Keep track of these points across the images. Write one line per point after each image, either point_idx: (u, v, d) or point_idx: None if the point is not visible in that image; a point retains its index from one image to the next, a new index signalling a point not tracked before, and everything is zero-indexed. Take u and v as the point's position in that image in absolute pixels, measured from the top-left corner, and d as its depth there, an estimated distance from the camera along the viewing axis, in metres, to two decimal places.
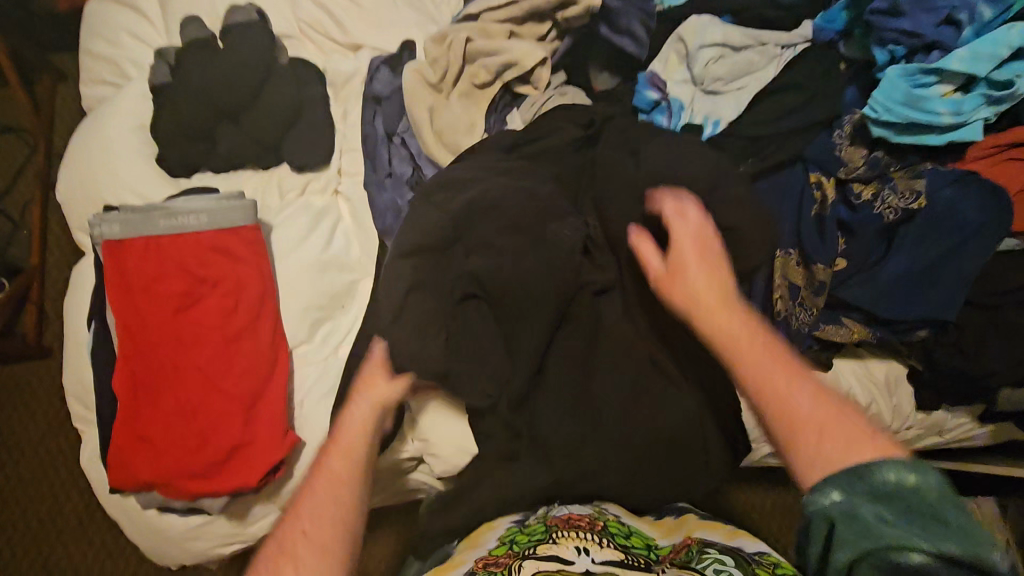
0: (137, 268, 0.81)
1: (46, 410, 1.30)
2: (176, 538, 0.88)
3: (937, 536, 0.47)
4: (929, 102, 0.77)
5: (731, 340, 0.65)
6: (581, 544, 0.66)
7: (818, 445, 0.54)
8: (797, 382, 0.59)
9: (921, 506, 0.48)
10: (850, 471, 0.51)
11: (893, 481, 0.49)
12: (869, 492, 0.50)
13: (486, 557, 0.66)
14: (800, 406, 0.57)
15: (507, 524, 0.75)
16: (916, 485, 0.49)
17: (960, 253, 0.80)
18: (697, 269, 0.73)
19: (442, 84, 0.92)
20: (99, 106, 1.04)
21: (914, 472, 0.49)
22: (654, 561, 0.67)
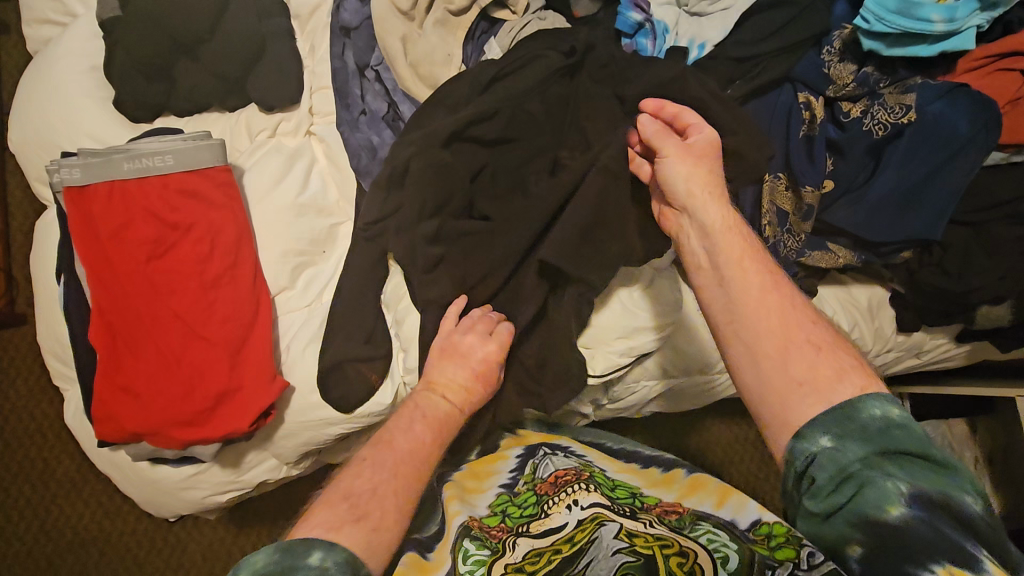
0: (102, 215, 0.78)
1: (27, 375, 1.27)
2: (170, 488, 0.88)
3: (921, 461, 0.47)
4: (924, 8, 0.75)
5: (725, 258, 0.63)
6: (572, 500, 0.68)
7: (780, 362, 0.55)
8: (765, 284, 0.60)
9: (910, 447, 0.47)
10: (841, 413, 0.50)
11: (879, 416, 0.49)
12: (859, 432, 0.49)
13: (483, 520, 0.70)
14: (759, 303, 0.59)
15: (497, 488, 0.77)
16: (898, 424, 0.49)
17: (950, 168, 0.79)
18: (698, 186, 0.67)
19: (414, 12, 0.87)
20: (45, 48, 0.97)
21: (891, 406, 0.50)
22: (641, 512, 0.67)
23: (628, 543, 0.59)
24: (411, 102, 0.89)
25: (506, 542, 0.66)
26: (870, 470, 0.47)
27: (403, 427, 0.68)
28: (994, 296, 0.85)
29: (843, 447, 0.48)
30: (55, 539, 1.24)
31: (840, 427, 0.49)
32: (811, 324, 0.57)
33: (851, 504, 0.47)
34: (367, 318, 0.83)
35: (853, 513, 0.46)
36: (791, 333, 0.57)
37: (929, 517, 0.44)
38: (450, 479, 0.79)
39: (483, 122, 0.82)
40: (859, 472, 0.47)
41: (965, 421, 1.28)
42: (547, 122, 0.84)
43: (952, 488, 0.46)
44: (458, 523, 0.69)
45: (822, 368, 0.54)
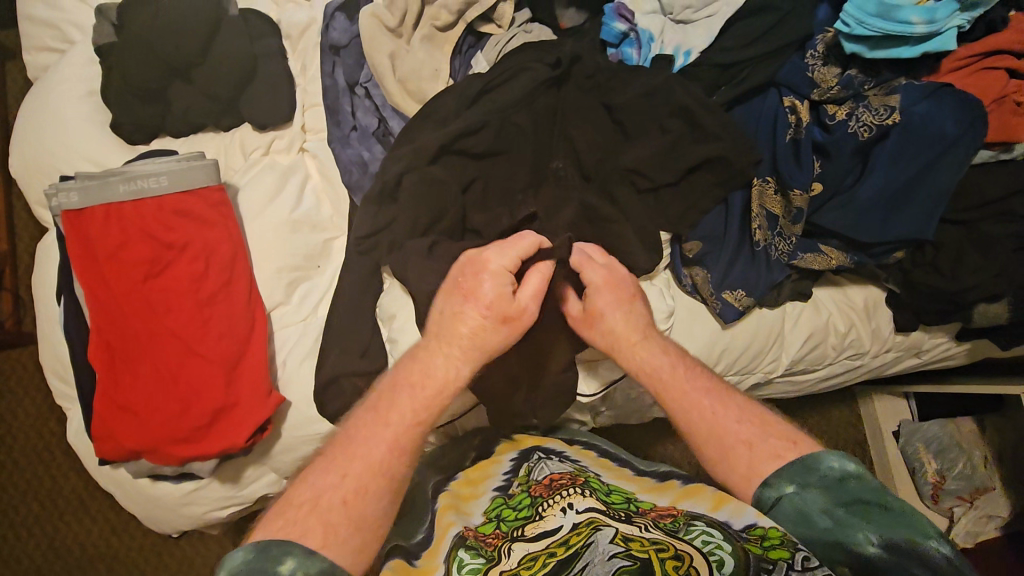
0: (98, 237, 0.79)
1: (34, 394, 1.29)
2: (170, 505, 0.89)
3: (881, 506, 0.56)
4: (903, 11, 0.75)
5: (666, 378, 0.71)
6: (568, 503, 0.70)
7: (735, 450, 0.65)
8: (698, 398, 0.69)
9: (870, 497, 0.57)
10: (802, 466, 0.61)
11: (838, 469, 0.59)
12: (822, 483, 0.59)
13: (477, 528, 0.71)
14: (699, 412, 0.68)
15: (492, 491, 0.78)
16: (856, 476, 0.58)
17: (937, 167, 0.79)
18: (635, 341, 0.72)
19: (401, 29, 0.88)
20: (44, 75, 0.99)
21: (851, 462, 0.60)
22: (637, 516, 0.67)
23: (623, 547, 0.59)
24: (401, 117, 0.90)
25: (501, 549, 0.66)
26: (838, 518, 0.56)
27: (381, 411, 0.65)
28: (990, 294, 0.84)
29: (811, 496, 0.59)
30: (63, 557, 1.25)
31: (805, 477, 0.60)
32: (748, 409, 0.68)
33: (825, 537, 0.56)
34: (361, 332, 0.83)
35: (831, 546, 0.56)
36: (725, 426, 0.67)
37: (889, 550, 0.53)
38: (447, 488, 0.80)
39: (471, 136, 0.82)
40: (827, 515, 0.57)
41: (972, 421, 1.24)
42: (535, 133, 0.84)
43: (910, 528, 0.55)
44: (453, 534, 0.70)
45: (756, 460, 0.64)
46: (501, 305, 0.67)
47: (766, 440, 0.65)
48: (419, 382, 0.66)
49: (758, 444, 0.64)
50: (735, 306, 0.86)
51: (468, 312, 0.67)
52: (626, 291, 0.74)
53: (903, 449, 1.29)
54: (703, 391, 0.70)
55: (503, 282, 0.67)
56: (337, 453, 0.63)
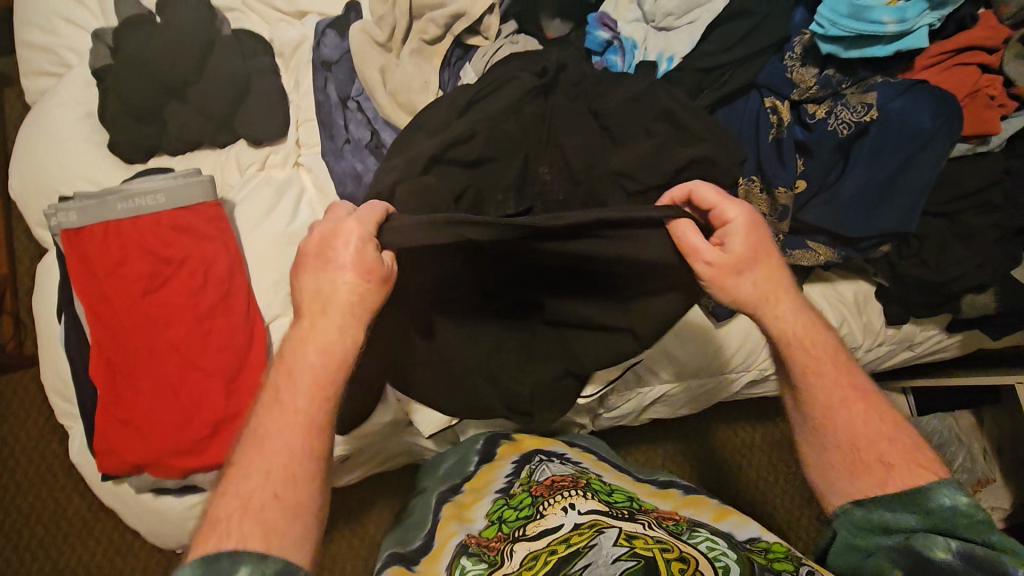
0: (98, 253, 0.81)
1: (36, 416, 1.30)
2: (173, 519, 0.89)
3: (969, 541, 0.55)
4: (873, 12, 0.78)
5: (785, 329, 0.66)
6: (569, 503, 0.69)
7: (848, 440, 0.62)
8: (842, 396, 0.63)
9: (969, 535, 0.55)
10: (908, 492, 0.58)
11: (945, 502, 0.56)
12: (920, 507, 0.57)
13: (480, 534, 0.72)
14: (838, 386, 0.64)
15: (494, 494, 0.79)
16: (962, 505, 0.56)
17: (917, 161, 0.81)
18: (782, 298, 0.67)
19: (390, 43, 0.91)
20: (41, 99, 1.01)
21: (963, 493, 0.56)
22: (639, 514, 0.68)
23: (628, 546, 0.59)
24: (392, 129, 0.92)
25: (503, 551, 0.66)
26: (917, 538, 0.56)
27: (279, 394, 0.56)
28: (976, 284, 0.86)
29: (899, 516, 0.58)
30: None
31: (899, 499, 0.58)
32: (869, 402, 0.63)
33: (893, 545, 0.57)
34: None
35: (890, 552, 0.57)
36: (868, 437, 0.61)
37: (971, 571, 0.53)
38: (451, 499, 0.81)
39: (462, 144, 0.84)
40: (910, 537, 0.56)
41: (970, 412, 1.26)
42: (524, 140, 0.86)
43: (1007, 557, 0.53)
44: (456, 542, 0.71)
45: (902, 451, 0.60)
46: (368, 264, 0.60)
47: (900, 437, 0.61)
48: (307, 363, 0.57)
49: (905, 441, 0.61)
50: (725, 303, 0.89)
51: (333, 283, 0.60)
52: (765, 237, 0.67)
53: None
54: (829, 362, 0.65)
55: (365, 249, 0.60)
56: (254, 454, 0.53)
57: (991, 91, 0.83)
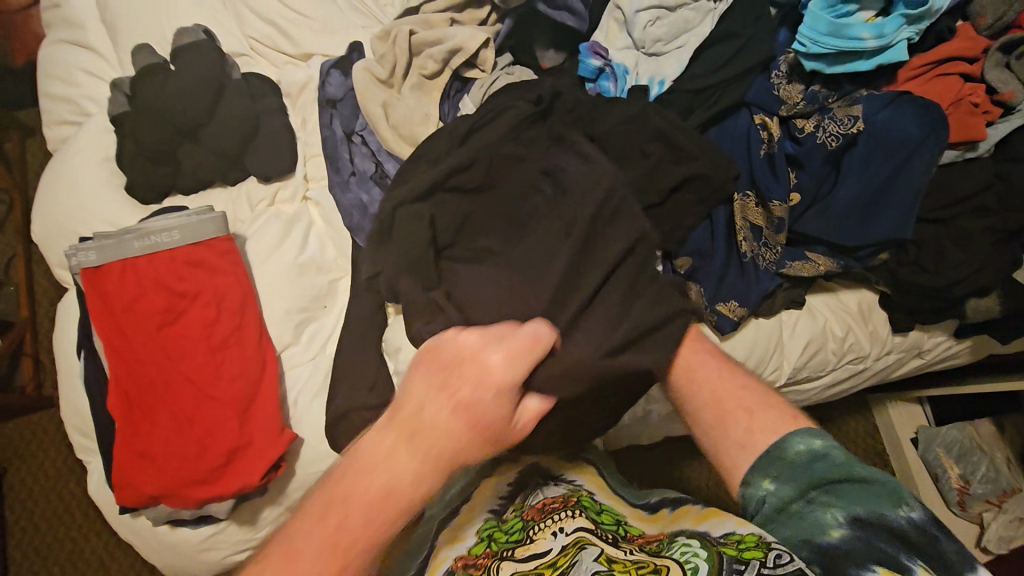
0: (116, 290, 0.84)
1: (55, 456, 1.32)
2: (188, 551, 0.90)
3: (857, 488, 0.56)
4: (853, 28, 0.81)
5: (704, 380, 0.67)
6: (557, 527, 0.71)
7: (718, 419, 0.63)
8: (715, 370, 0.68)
9: (832, 474, 0.57)
10: (767, 459, 0.59)
11: (803, 451, 0.59)
12: (801, 471, 0.58)
13: (467, 554, 0.70)
14: (708, 388, 0.66)
15: (485, 513, 0.78)
16: (821, 448, 0.58)
17: (908, 169, 0.83)
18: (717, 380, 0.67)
19: (392, 79, 0.95)
20: (62, 147, 1.06)
21: (816, 439, 0.59)
22: (623, 540, 0.68)
23: (606, 567, 0.62)
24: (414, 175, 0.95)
25: (491, 569, 0.67)
26: (812, 505, 0.56)
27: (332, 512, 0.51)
28: (978, 287, 0.86)
29: (782, 487, 0.58)
30: None
31: (776, 468, 0.59)
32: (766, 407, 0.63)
33: (803, 524, 0.55)
34: (370, 366, 0.86)
35: (802, 539, 0.55)
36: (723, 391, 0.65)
37: (866, 533, 0.52)
38: (444, 523, 0.79)
39: (462, 172, 0.87)
40: (794, 506, 0.57)
41: (990, 421, 1.24)
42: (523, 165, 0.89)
43: (882, 502, 0.54)
44: (444, 566, 0.70)
45: (759, 428, 0.61)
46: (476, 412, 0.53)
47: (768, 411, 0.62)
48: (369, 489, 0.52)
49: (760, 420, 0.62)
50: (730, 317, 0.89)
51: (435, 412, 0.53)
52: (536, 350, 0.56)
53: (925, 456, 1.25)
54: (722, 374, 0.67)
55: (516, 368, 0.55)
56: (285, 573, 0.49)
57: (975, 99, 0.85)
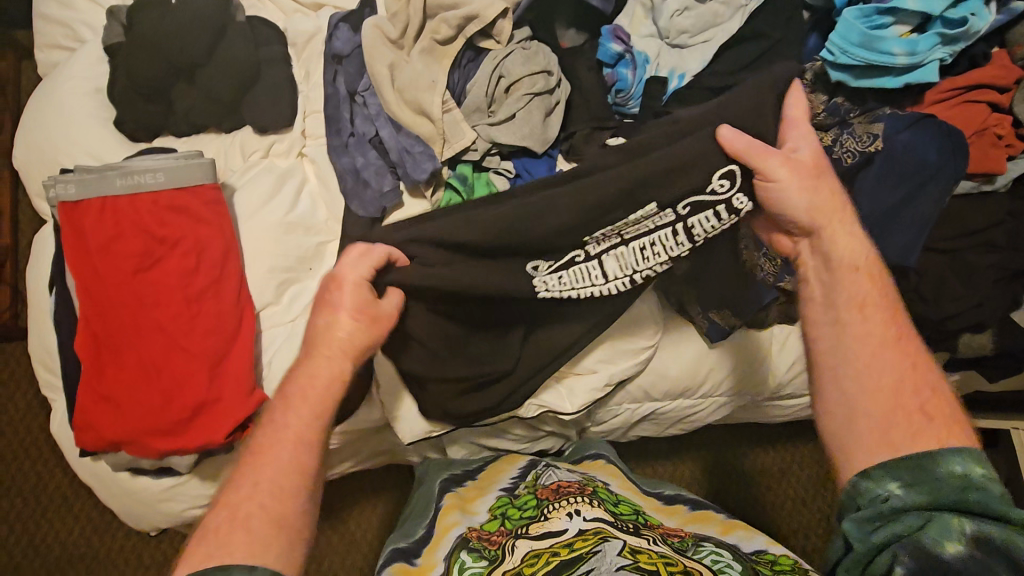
0: (93, 228, 0.80)
1: (26, 389, 1.29)
2: (149, 501, 0.89)
3: (997, 523, 0.51)
4: (885, 43, 0.78)
5: (846, 293, 0.64)
6: (575, 508, 0.75)
7: (843, 356, 0.62)
8: (867, 345, 0.61)
9: (979, 504, 0.52)
10: (925, 454, 0.55)
11: (957, 472, 0.53)
12: (931, 483, 0.54)
13: (482, 527, 0.77)
14: (836, 343, 0.63)
15: (500, 490, 0.85)
16: (981, 475, 0.53)
17: (920, 197, 0.80)
18: (823, 210, 0.67)
19: (403, 41, 0.91)
20: (52, 71, 1.02)
21: (975, 464, 0.54)
22: (645, 529, 0.73)
23: (630, 560, 0.64)
24: (422, 142, 0.89)
25: (505, 546, 0.71)
26: (929, 514, 0.52)
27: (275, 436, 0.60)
28: (974, 323, 0.84)
29: (910, 488, 0.54)
30: (39, 557, 1.23)
31: (911, 474, 0.54)
32: (909, 351, 0.61)
33: (906, 531, 0.52)
34: None
35: (910, 539, 0.51)
36: (899, 386, 0.59)
37: (987, 557, 0.49)
38: (454, 490, 0.88)
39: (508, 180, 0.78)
40: (911, 518, 0.53)
41: None
42: (530, 136, 0.89)
43: None
44: (458, 533, 0.77)
45: (892, 368, 0.60)
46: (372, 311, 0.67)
47: (899, 347, 0.61)
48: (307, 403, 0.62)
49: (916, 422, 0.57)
50: (721, 325, 0.89)
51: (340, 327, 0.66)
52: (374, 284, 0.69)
53: None
54: (864, 284, 0.64)
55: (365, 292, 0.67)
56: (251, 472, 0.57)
57: (999, 130, 0.83)
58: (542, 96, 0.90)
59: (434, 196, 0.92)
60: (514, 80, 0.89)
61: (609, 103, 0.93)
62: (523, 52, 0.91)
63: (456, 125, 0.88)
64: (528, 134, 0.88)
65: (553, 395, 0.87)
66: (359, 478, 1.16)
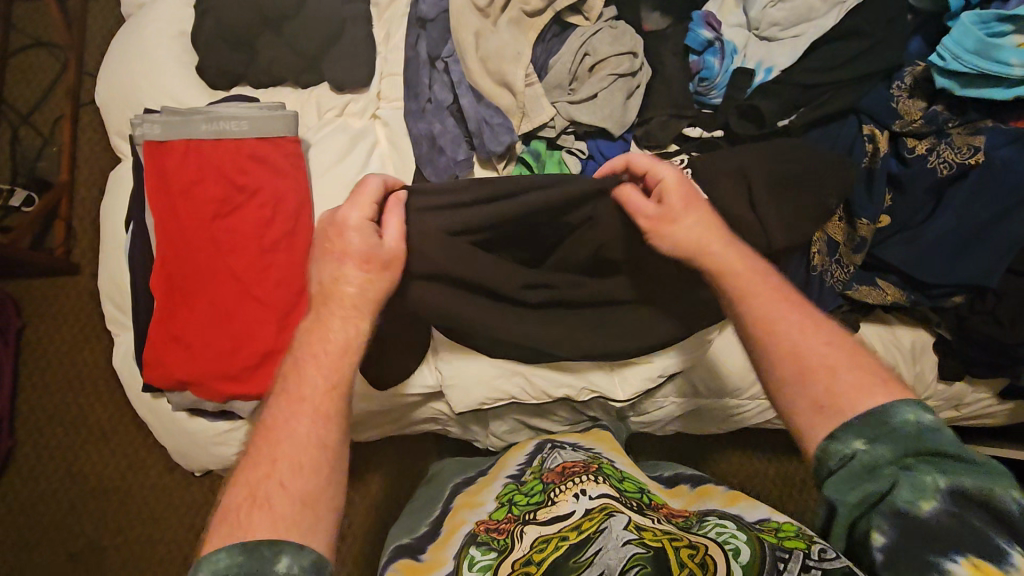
0: (176, 170, 0.82)
1: (75, 323, 1.33)
2: (201, 442, 0.91)
3: (965, 467, 0.48)
4: (1002, 51, 0.76)
5: (751, 279, 0.65)
6: (580, 490, 0.71)
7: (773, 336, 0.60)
8: (782, 313, 0.61)
9: (943, 449, 0.48)
10: (871, 417, 0.51)
11: (911, 420, 0.50)
12: (891, 435, 0.50)
13: (489, 518, 0.75)
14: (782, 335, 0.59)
15: (505, 478, 0.84)
16: (928, 419, 0.50)
17: (1012, 215, 0.78)
18: (690, 205, 0.71)
19: (490, 9, 0.89)
20: (136, 12, 1.03)
21: (925, 410, 0.50)
22: (649, 509, 0.70)
23: (636, 534, 0.61)
24: (501, 114, 0.88)
25: (513, 534, 0.69)
26: (905, 471, 0.48)
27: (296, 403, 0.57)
28: None
29: (867, 449, 0.50)
30: (77, 486, 1.27)
31: (872, 430, 0.51)
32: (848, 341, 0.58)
33: (879, 486, 0.49)
34: None
35: (884, 501, 0.48)
36: (805, 345, 0.58)
37: (962, 511, 0.46)
38: (463, 490, 0.86)
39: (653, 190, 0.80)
40: (884, 472, 0.49)
41: None
42: (612, 118, 0.87)
43: (990, 480, 0.47)
44: (466, 530, 0.74)
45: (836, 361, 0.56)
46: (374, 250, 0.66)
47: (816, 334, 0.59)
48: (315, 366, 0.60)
49: (845, 373, 0.55)
50: None
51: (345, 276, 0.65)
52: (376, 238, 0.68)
53: None
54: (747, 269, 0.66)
55: (368, 234, 0.66)
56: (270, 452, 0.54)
57: None
58: (625, 78, 0.88)
59: (505, 169, 0.91)
60: (600, 59, 0.88)
61: (690, 91, 0.90)
62: (611, 32, 0.89)
63: (538, 101, 0.88)
64: (607, 115, 0.87)
65: (604, 379, 0.86)
66: (392, 442, 1.17)
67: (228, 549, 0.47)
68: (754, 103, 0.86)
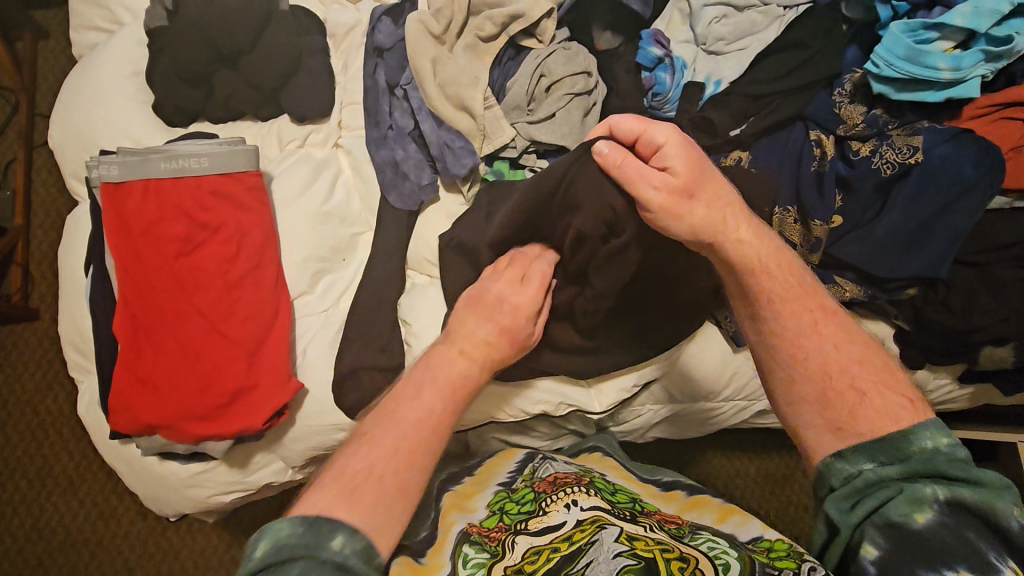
0: (137, 210, 0.80)
1: (36, 371, 1.28)
2: (173, 486, 0.88)
3: (969, 487, 0.51)
4: (930, 56, 0.80)
5: (747, 251, 0.66)
6: (570, 501, 0.71)
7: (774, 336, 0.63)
8: (809, 320, 0.62)
9: (952, 471, 0.52)
10: (886, 439, 0.54)
11: (927, 446, 0.53)
12: (903, 456, 0.53)
13: (481, 523, 0.73)
14: (795, 340, 0.62)
15: (497, 485, 0.82)
16: (946, 444, 0.53)
17: (952, 211, 0.82)
18: (699, 189, 0.66)
19: (445, 36, 0.91)
20: (88, 53, 1.02)
21: (940, 434, 0.54)
22: (642, 517, 0.70)
23: (628, 546, 0.62)
24: (463, 138, 0.90)
25: (504, 542, 0.68)
26: (908, 488, 0.52)
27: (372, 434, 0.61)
28: (999, 336, 0.84)
29: (874, 467, 0.54)
30: (45, 540, 1.22)
31: (884, 453, 0.54)
32: (841, 337, 0.62)
33: (882, 499, 0.52)
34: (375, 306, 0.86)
35: (880, 516, 0.51)
36: (835, 360, 0.60)
37: (957, 527, 0.49)
38: (451, 488, 0.83)
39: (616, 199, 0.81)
40: (886, 489, 0.53)
41: None
42: (571, 135, 0.89)
43: (999, 500, 0.50)
44: (459, 530, 0.73)
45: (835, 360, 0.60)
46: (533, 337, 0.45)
47: (848, 344, 0.61)
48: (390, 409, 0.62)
49: (861, 383, 0.58)
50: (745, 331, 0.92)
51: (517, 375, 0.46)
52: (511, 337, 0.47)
53: None
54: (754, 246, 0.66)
55: None
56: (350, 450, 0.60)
57: None
58: (581, 97, 0.91)
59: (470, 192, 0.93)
60: (555, 80, 0.90)
61: (645, 106, 0.93)
62: (565, 53, 0.91)
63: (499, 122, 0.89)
64: (566, 134, 0.89)
65: (582, 394, 0.88)
66: None
67: (291, 520, 0.52)
68: (707, 115, 0.89)
